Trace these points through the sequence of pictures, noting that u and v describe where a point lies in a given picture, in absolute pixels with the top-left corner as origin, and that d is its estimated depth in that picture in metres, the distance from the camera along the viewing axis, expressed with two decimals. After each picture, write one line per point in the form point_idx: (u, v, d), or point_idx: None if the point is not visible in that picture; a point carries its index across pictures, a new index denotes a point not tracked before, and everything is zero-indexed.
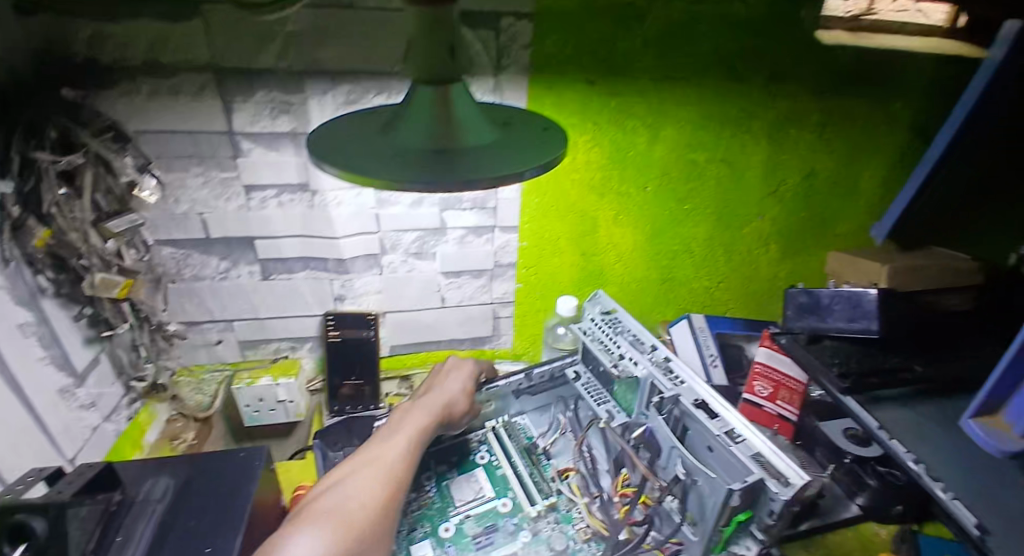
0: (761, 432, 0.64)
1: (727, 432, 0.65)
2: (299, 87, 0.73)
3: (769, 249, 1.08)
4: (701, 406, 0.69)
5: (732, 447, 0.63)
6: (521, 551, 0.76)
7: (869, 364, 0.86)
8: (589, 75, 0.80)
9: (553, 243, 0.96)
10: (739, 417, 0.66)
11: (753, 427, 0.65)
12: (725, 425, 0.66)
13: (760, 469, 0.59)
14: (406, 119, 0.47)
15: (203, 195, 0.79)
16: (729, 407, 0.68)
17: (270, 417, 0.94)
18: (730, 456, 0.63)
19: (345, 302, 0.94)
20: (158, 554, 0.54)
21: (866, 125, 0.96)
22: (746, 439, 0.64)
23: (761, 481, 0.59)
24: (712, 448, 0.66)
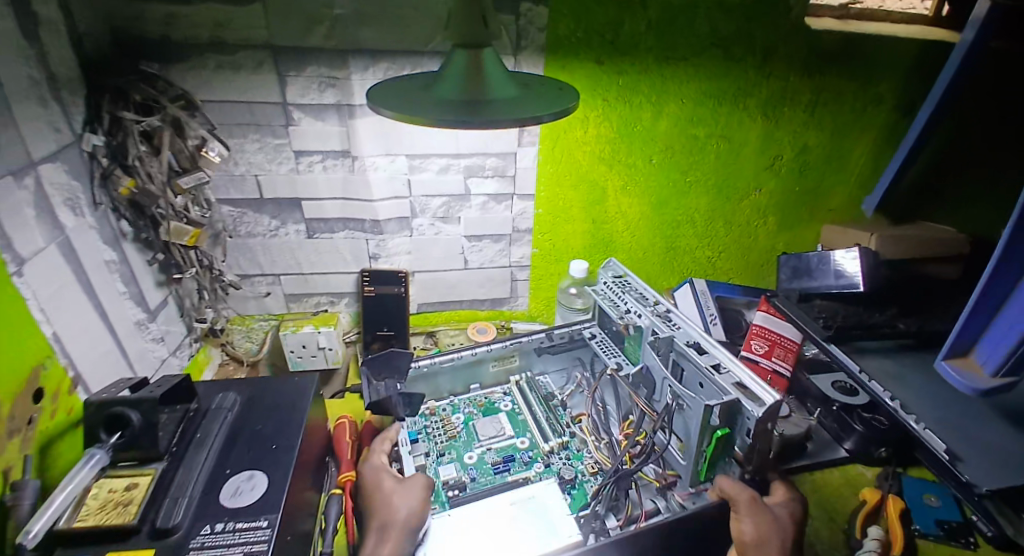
0: (741, 364, 0.74)
1: (713, 365, 0.75)
2: (344, 64, 0.83)
3: (767, 221, 1.16)
4: (692, 345, 0.78)
5: (717, 377, 0.72)
6: (535, 478, 0.83)
7: (854, 319, 0.95)
8: (599, 55, 0.90)
9: (566, 211, 1.05)
10: (724, 352, 0.76)
11: (735, 361, 0.75)
12: (712, 360, 0.76)
13: (737, 393, 0.70)
14: (445, 77, 0.58)
15: (259, 159, 0.90)
16: (717, 345, 0.77)
17: (312, 364, 1.05)
18: (715, 385, 0.72)
19: (378, 261, 1.04)
20: (227, 453, 0.67)
21: (854, 104, 1.04)
22: (729, 371, 0.73)
23: (738, 400, 0.69)
24: (702, 384, 0.75)
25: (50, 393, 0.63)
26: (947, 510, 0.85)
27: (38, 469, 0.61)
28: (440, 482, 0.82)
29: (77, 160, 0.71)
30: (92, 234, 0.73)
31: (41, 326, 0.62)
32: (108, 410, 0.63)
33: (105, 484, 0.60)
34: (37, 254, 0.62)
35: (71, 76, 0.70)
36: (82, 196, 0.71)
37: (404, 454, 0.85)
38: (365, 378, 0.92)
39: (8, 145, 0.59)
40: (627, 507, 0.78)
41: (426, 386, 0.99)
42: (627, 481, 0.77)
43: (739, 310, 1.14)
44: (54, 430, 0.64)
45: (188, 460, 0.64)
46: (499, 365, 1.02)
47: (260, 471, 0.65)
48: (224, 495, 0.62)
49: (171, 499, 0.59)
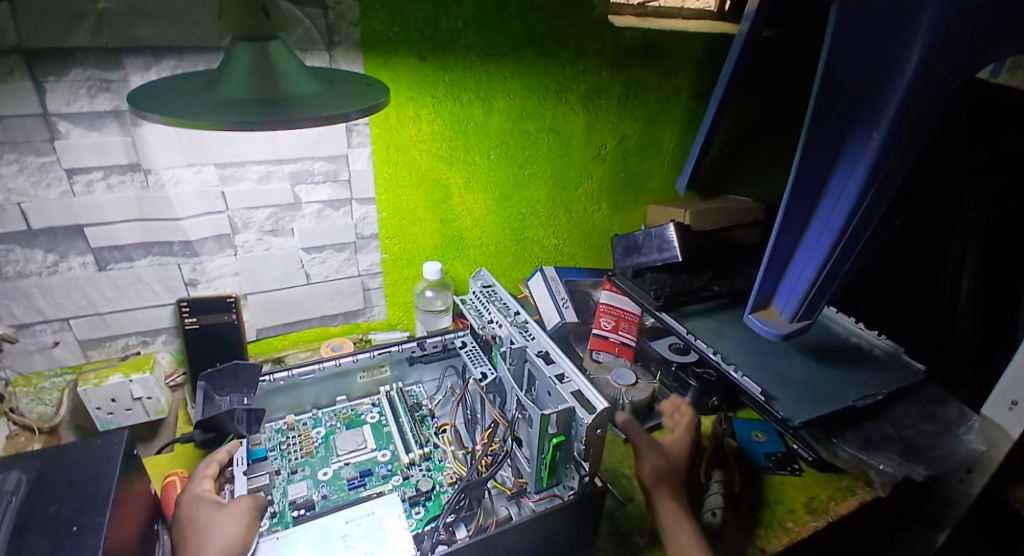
0: (583, 374, 0.76)
1: (558, 374, 0.76)
2: (118, 64, 0.71)
3: (601, 207, 1.25)
4: (541, 355, 0.79)
5: (559, 386, 0.74)
6: (388, 490, 0.80)
7: (678, 287, 1.08)
8: (420, 51, 0.88)
9: (410, 212, 1.02)
10: (569, 362, 0.78)
11: (577, 370, 0.77)
12: (558, 369, 0.78)
13: (574, 401, 0.71)
14: (231, 75, 0.52)
15: (21, 183, 0.73)
16: (564, 355, 0.80)
17: (128, 419, 0.90)
18: (557, 394, 0.74)
19: (197, 288, 0.91)
20: (20, 542, 0.55)
21: (657, 94, 1.16)
22: (571, 379, 0.75)
23: (573, 410, 0.71)
24: (550, 392, 0.76)
25: None
26: (771, 443, 0.98)
27: None
28: (287, 502, 0.77)
29: None
30: None
31: None
32: None
33: None
34: None
35: None
36: None
37: (237, 474, 0.77)
38: (204, 395, 0.85)
39: None
40: (480, 514, 0.77)
41: (285, 399, 0.92)
42: (479, 489, 0.75)
43: (586, 291, 1.19)
44: None
45: None
46: (368, 376, 0.98)
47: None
48: None
49: None
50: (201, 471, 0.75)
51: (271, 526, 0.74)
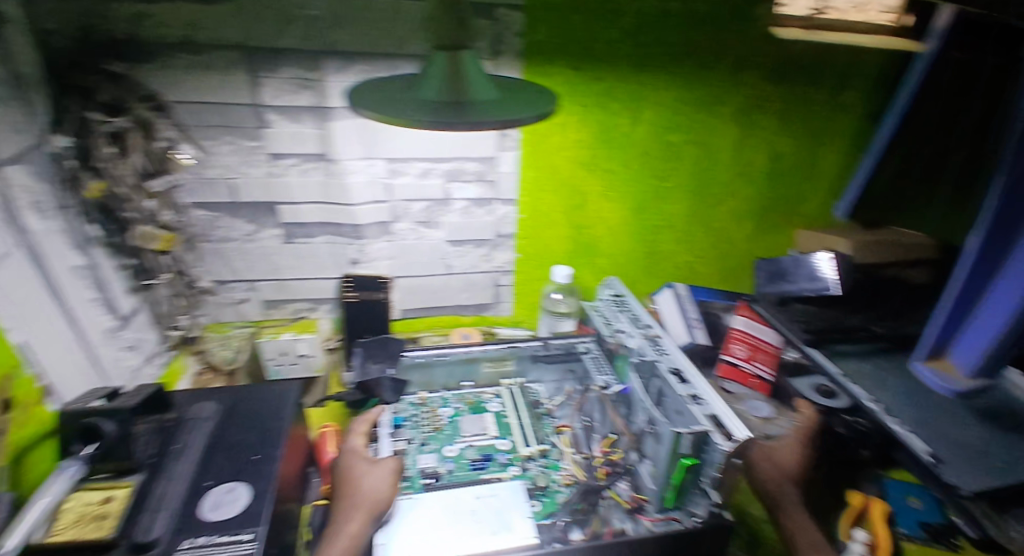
0: (719, 399, 0.75)
1: (692, 395, 0.75)
2: (318, 65, 0.80)
3: (744, 226, 1.17)
4: (675, 374, 0.79)
5: (693, 407, 0.73)
6: (509, 479, 0.83)
7: (830, 322, 0.98)
8: (574, 61, 0.89)
9: (546, 215, 1.05)
10: (705, 384, 0.77)
11: (713, 393, 0.76)
12: (692, 389, 0.77)
13: (710, 424, 0.70)
14: (427, 79, 0.58)
15: (231, 161, 0.86)
16: (699, 376, 0.78)
17: (291, 372, 1.03)
18: (689, 414, 0.73)
19: (360, 266, 1.03)
20: (209, 463, 0.65)
21: (824, 112, 1.05)
22: (706, 401, 0.74)
23: (708, 433, 0.69)
24: (678, 410, 0.75)
25: (20, 404, 0.63)
26: (928, 511, 0.84)
27: (5, 483, 0.61)
28: (417, 470, 0.84)
29: (43, 163, 0.71)
30: (59, 240, 0.73)
31: (8, 334, 0.63)
32: (79, 422, 0.62)
33: (80, 498, 0.59)
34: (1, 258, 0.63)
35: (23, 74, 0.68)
36: (44, 197, 0.71)
37: (383, 434, 0.88)
38: (360, 361, 0.97)
39: None
40: (595, 522, 0.75)
41: (420, 376, 1.01)
42: (596, 496, 0.79)
43: (717, 314, 1.13)
44: (26, 441, 0.64)
45: (170, 472, 0.63)
46: (493, 367, 1.04)
47: (242, 483, 0.63)
48: (204, 509, 0.59)
49: (150, 512, 0.58)
50: (355, 429, 0.85)
51: (404, 488, 0.80)
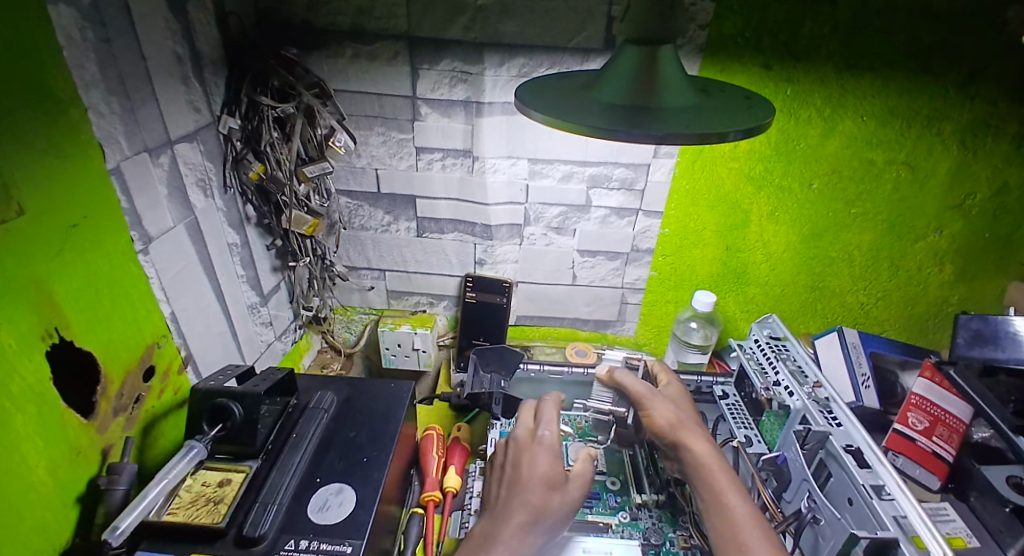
0: (915, 496, 0.57)
1: (874, 485, 0.58)
2: (479, 58, 0.78)
3: (942, 269, 0.97)
4: (851, 452, 0.63)
5: (874, 502, 0.57)
6: (615, 526, 0.74)
7: None
8: (767, 59, 0.76)
9: (697, 233, 0.93)
10: (894, 473, 0.59)
11: (906, 491, 0.58)
12: (875, 478, 0.60)
13: (900, 531, 0.53)
14: (609, 77, 0.47)
15: (381, 153, 0.86)
16: (886, 462, 0.61)
17: (403, 363, 1.05)
18: (869, 510, 0.57)
19: (483, 267, 0.99)
20: (320, 459, 0.63)
21: None
22: (896, 498, 0.57)
23: (896, 541, 0.53)
24: (852, 500, 0.60)
25: (161, 372, 0.65)
26: None
27: (138, 451, 0.62)
28: None
29: (212, 142, 0.71)
30: (219, 217, 0.74)
31: (160, 305, 0.64)
32: (211, 401, 0.61)
33: (201, 477, 0.59)
34: (165, 234, 0.64)
35: (214, 56, 0.70)
36: (212, 176, 0.72)
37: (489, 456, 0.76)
38: (473, 366, 0.94)
39: (147, 120, 0.60)
40: None
41: (528, 390, 0.92)
42: None
43: (891, 370, 0.96)
44: (160, 409, 0.66)
45: (282, 463, 0.61)
46: None
47: (349, 485, 0.61)
48: (312, 509, 0.58)
49: (261, 505, 0.57)
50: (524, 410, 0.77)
51: None
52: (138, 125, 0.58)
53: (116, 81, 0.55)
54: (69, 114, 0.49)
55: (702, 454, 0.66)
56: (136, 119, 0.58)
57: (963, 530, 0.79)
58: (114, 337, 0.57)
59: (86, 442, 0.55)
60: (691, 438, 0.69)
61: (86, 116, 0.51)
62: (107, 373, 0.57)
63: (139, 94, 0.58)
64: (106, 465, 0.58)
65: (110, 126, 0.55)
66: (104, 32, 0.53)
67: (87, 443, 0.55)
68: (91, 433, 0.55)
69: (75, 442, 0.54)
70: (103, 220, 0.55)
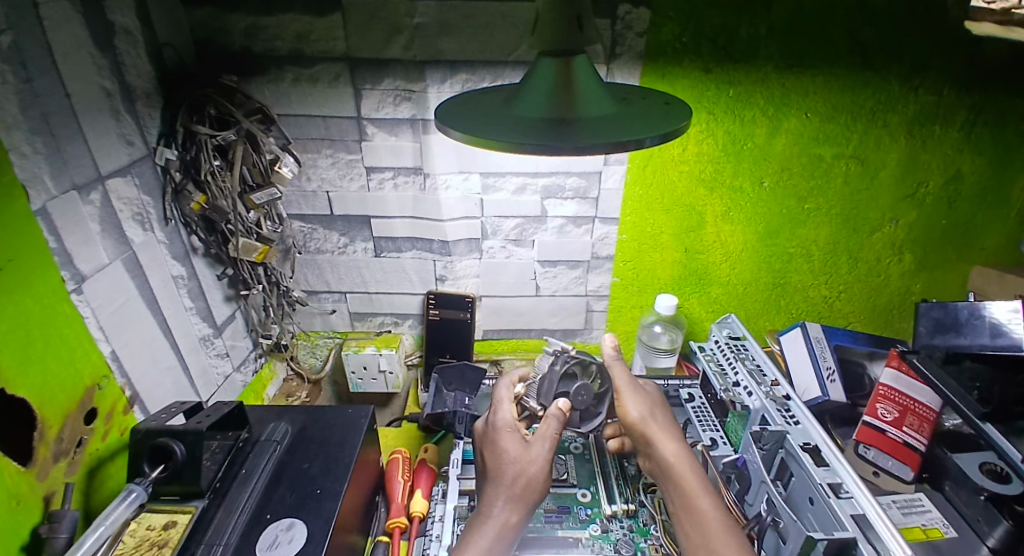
0: (873, 492, 0.57)
1: (832, 483, 0.58)
2: (421, 76, 0.77)
3: (901, 259, 0.98)
4: (808, 450, 0.62)
5: (832, 501, 0.56)
6: (586, 540, 0.72)
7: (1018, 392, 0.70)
8: (707, 62, 0.77)
9: (654, 237, 0.93)
10: (851, 470, 0.59)
11: (864, 487, 0.57)
12: (834, 476, 0.59)
13: (857, 530, 0.53)
14: (527, 90, 0.47)
15: (331, 175, 0.86)
16: (844, 459, 0.61)
17: (371, 386, 1.03)
18: (828, 510, 0.56)
19: (445, 283, 0.99)
20: (271, 494, 0.62)
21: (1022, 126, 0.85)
22: (854, 496, 0.56)
23: (853, 541, 0.52)
24: (812, 500, 0.59)
25: (104, 413, 0.63)
26: None
27: (81, 497, 0.60)
28: None
29: (149, 174, 0.70)
30: (162, 250, 0.73)
31: (99, 344, 0.62)
32: (150, 441, 0.58)
33: (145, 520, 0.57)
34: (99, 270, 0.62)
35: (147, 88, 0.69)
36: (151, 210, 0.71)
37: (451, 476, 0.73)
38: (434, 386, 0.90)
39: (75, 157, 0.58)
40: None
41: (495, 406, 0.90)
42: None
43: (858, 362, 0.96)
44: (104, 451, 0.64)
45: (230, 501, 0.60)
46: None
47: (300, 519, 0.59)
48: (261, 547, 0.56)
49: (206, 545, 0.55)
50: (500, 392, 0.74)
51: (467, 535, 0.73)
52: (64, 163, 0.57)
53: (40, 121, 0.54)
54: None
55: (671, 454, 0.65)
56: (62, 157, 0.57)
57: (939, 521, 0.79)
58: (51, 381, 0.55)
59: (26, 488, 0.52)
60: (662, 437, 0.66)
61: (8, 156, 0.50)
62: (44, 417, 0.54)
63: (65, 131, 0.57)
64: (48, 512, 0.55)
65: (35, 166, 0.53)
66: (24, 72, 0.52)
67: (27, 489, 0.52)
68: (31, 480, 0.53)
69: (16, 491, 0.51)
70: (30, 261, 0.53)
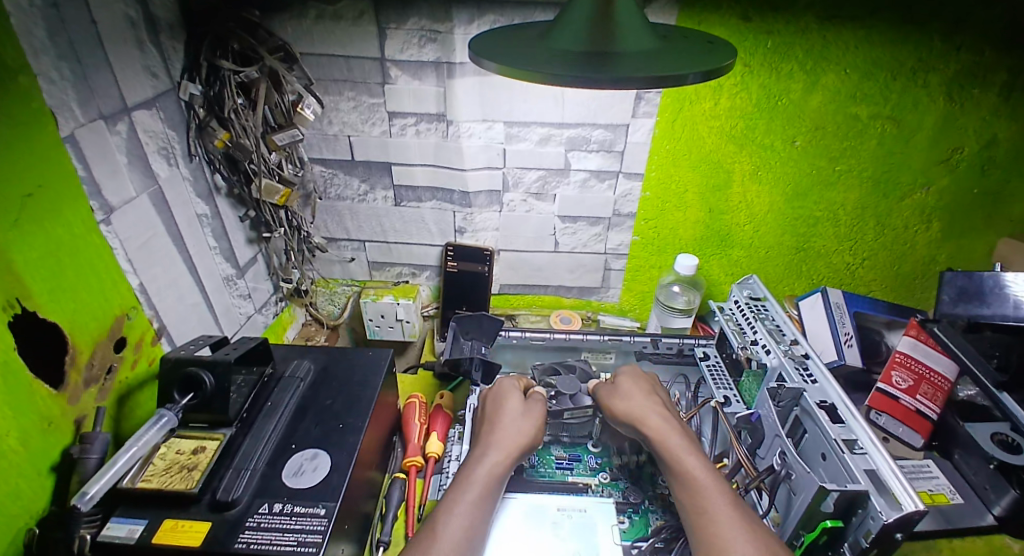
0: (888, 450, 0.58)
1: (846, 440, 0.59)
2: (448, 16, 0.75)
3: (929, 227, 0.95)
4: (825, 407, 0.63)
5: (846, 456, 0.57)
6: (595, 487, 0.74)
7: None
8: (747, 10, 0.73)
9: (678, 196, 0.91)
10: (867, 428, 0.60)
11: (877, 443, 0.58)
12: (848, 433, 0.60)
13: (869, 484, 0.54)
14: (565, 24, 0.45)
15: (353, 119, 0.84)
16: (860, 417, 0.61)
17: (388, 334, 1.05)
18: (841, 465, 0.57)
19: (463, 236, 0.98)
20: (295, 427, 0.64)
21: None
22: (868, 452, 0.57)
23: (865, 494, 0.53)
24: (825, 455, 0.60)
25: (133, 343, 0.65)
26: None
27: (112, 421, 0.62)
28: None
29: (173, 109, 0.69)
30: (186, 187, 0.73)
31: (127, 276, 0.63)
32: (181, 369, 0.60)
33: (175, 444, 0.59)
34: (127, 203, 0.62)
35: (170, 19, 0.68)
36: (176, 144, 0.70)
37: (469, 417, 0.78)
38: (452, 333, 0.92)
39: (102, 88, 0.58)
40: None
41: (511, 357, 0.93)
42: None
43: (876, 330, 0.95)
44: (134, 380, 0.66)
45: (257, 431, 0.62)
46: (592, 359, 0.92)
47: (324, 451, 0.61)
48: (287, 473, 0.58)
49: (234, 470, 0.57)
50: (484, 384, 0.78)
51: None
52: (92, 93, 0.56)
53: (67, 47, 0.53)
54: (19, 81, 0.48)
55: (659, 426, 0.67)
56: (89, 87, 0.56)
57: (945, 487, 0.79)
58: (80, 308, 0.56)
59: (59, 412, 0.55)
60: (651, 412, 0.69)
61: (36, 82, 0.50)
62: (75, 344, 0.56)
63: (91, 60, 0.56)
64: (79, 434, 0.57)
65: (62, 93, 0.53)
66: None
67: (60, 413, 0.55)
68: (63, 404, 0.55)
69: (47, 413, 0.53)
70: (59, 188, 0.53)
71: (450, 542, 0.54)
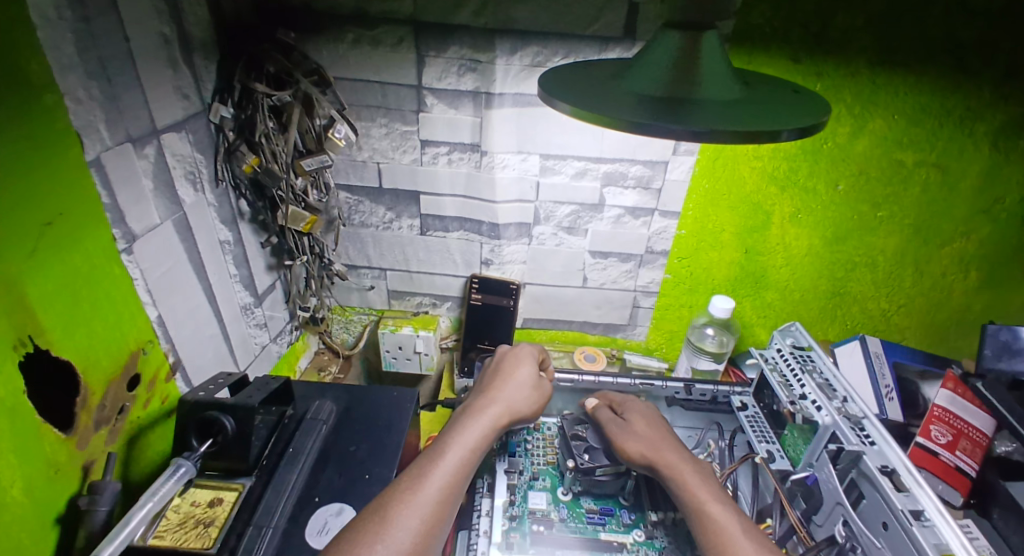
0: (958, 524, 0.52)
1: (912, 509, 0.54)
2: (489, 45, 0.72)
3: (967, 276, 0.93)
4: (887, 473, 0.58)
5: (913, 528, 0.52)
6: (630, 545, 0.68)
7: None
8: (798, 51, 0.72)
9: (714, 235, 0.88)
10: (934, 497, 0.55)
11: (948, 516, 0.53)
12: (913, 503, 0.55)
13: None
14: (643, 65, 0.43)
15: (383, 146, 0.82)
16: (925, 484, 0.56)
17: (404, 366, 1.00)
18: (906, 537, 0.53)
19: (490, 267, 0.95)
20: (318, 476, 0.59)
21: None
22: (937, 525, 0.52)
23: None
24: (886, 524, 0.56)
25: (147, 380, 0.60)
26: None
27: (122, 465, 0.58)
28: (527, 509, 0.72)
29: (203, 133, 0.66)
30: (210, 212, 0.69)
31: (145, 308, 0.59)
32: (199, 414, 0.56)
33: (190, 496, 0.55)
34: (150, 231, 0.59)
35: (205, 39, 0.65)
36: (202, 169, 0.67)
37: (501, 471, 0.75)
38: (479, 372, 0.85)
39: (132, 108, 0.54)
40: None
41: None
42: None
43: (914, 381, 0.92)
44: (145, 420, 0.61)
45: (278, 481, 0.57)
46: None
47: (348, 504, 0.56)
48: (311, 531, 0.53)
49: (255, 528, 0.53)
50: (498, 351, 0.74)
51: (511, 531, 0.69)
52: (121, 114, 0.53)
53: (97, 65, 0.50)
54: (44, 100, 0.44)
55: (671, 466, 0.65)
56: (119, 108, 0.53)
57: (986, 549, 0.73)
58: (95, 343, 0.52)
59: (65, 458, 0.50)
60: (661, 453, 0.67)
61: (61, 101, 0.46)
62: (88, 384, 0.51)
63: (122, 79, 0.53)
64: (87, 482, 0.52)
65: (90, 114, 0.49)
66: (82, 10, 0.47)
67: (67, 459, 0.50)
68: (71, 449, 0.50)
69: (55, 460, 0.49)
70: (81, 215, 0.49)
71: (435, 489, 0.50)
